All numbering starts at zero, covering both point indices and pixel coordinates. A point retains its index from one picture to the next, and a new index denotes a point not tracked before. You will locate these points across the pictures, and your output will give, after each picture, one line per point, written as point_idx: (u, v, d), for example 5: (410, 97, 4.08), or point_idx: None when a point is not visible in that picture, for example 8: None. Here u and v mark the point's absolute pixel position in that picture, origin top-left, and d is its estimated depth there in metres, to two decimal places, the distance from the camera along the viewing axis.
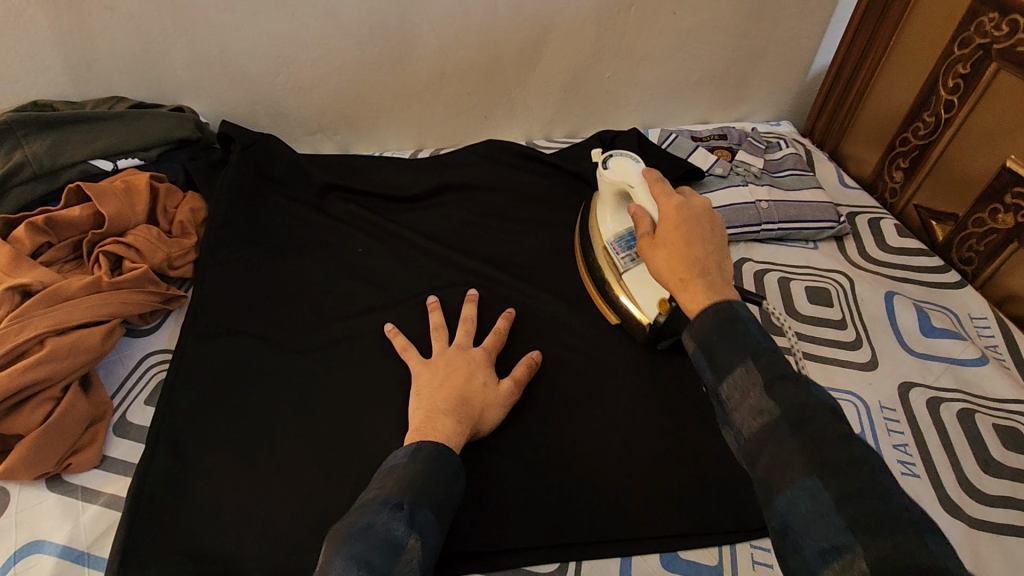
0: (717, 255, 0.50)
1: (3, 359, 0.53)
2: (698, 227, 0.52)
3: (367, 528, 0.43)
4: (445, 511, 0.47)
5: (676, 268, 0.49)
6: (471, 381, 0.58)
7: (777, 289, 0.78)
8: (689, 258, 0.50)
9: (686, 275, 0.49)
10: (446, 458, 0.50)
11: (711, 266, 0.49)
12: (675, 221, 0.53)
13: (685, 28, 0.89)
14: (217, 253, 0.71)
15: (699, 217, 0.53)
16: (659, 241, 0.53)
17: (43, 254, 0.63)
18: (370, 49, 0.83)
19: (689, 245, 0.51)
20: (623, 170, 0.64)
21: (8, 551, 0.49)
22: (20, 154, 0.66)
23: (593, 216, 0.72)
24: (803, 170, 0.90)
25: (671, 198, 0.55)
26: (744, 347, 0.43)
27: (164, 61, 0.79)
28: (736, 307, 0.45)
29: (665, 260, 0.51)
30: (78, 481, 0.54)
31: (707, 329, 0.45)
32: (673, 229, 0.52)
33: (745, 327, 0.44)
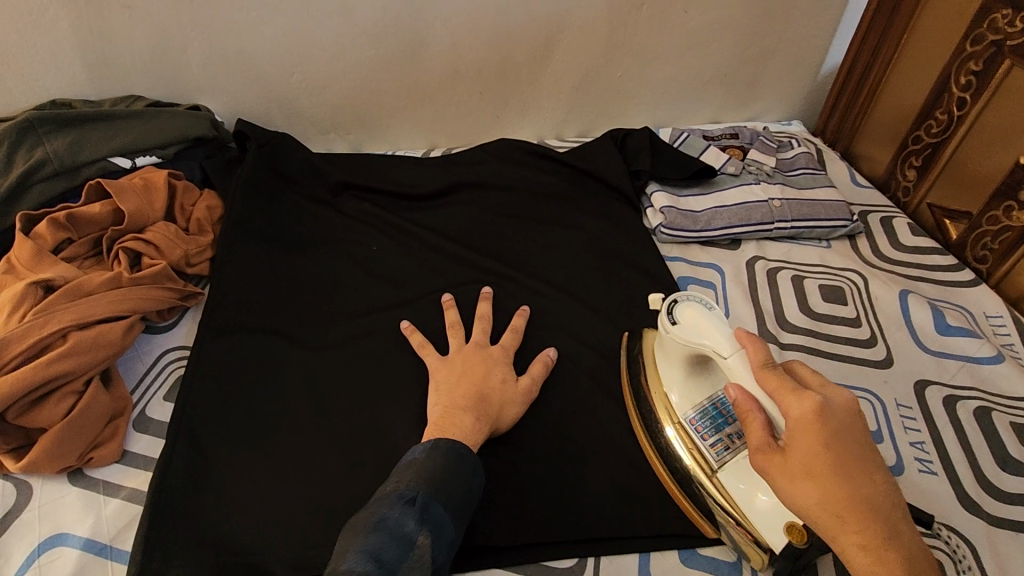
0: (884, 495, 0.38)
1: (27, 352, 0.54)
2: (852, 446, 0.38)
3: (379, 521, 0.43)
4: (461, 509, 0.47)
5: (849, 528, 0.37)
6: (488, 377, 0.58)
7: (790, 288, 0.78)
8: (862, 514, 0.37)
9: (858, 541, 0.37)
10: (462, 456, 0.50)
11: (890, 525, 0.37)
12: (818, 442, 0.38)
13: (697, 26, 0.90)
14: (234, 251, 0.71)
15: (843, 426, 0.39)
16: (796, 470, 0.39)
17: (63, 250, 0.63)
18: (384, 47, 0.83)
19: (851, 490, 0.37)
20: (704, 330, 0.51)
21: (32, 543, 0.50)
22: (41, 151, 0.67)
23: (654, 381, 0.58)
24: (815, 169, 0.90)
25: (800, 393, 0.40)
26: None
27: (181, 60, 0.80)
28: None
29: (829, 513, 0.37)
30: (100, 475, 0.54)
31: None
32: (817, 456, 0.38)
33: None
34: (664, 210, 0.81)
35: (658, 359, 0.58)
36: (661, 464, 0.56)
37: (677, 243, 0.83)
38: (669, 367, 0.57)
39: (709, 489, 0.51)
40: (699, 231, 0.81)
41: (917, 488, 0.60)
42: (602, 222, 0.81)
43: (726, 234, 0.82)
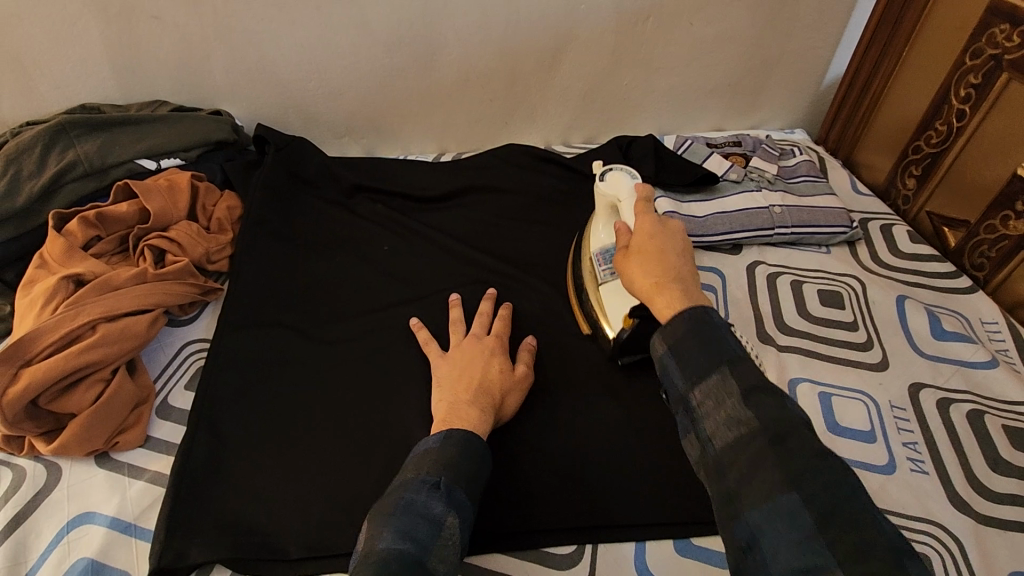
0: (686, 268, 0.54)
1: (59, 343, 0.57)
2: (671, 241, 0.56)
3: (407, 507, 0.45)
4: (478, 493, 0.50)
5: (653, 273, 0.53)
6: (489, 372, 0.60)
7: (789, 292, 0.80)
8: (664, 269, 0.53)
9: (656, 281, 0.52)
10: (477, 445, 0.52)
11: (682, 280, 0.52)
12: (649, 234, 0.57)
13: (701, 38, 0.92)
14: (252, 249, 0.74)
15: (672, 233, 0.57)
16: (633, 250, 0.56)
17: (93, 247, 0.67)
18: (399, 56, 0.86)
19: (662, 254, 0.54)
20: (617, 186, 0.68)
21: (61, 522, 0.53)
22: (73, 153, 0.70)
23: (589, 227, 0.74)
24: (816, 176, 0.92)
25: (649, 212, 0.60)
26: (719, 355, 0.45)
27: (204, 67, 0.83)
28: (710, 316, 0.48)
29: (638, 266, 0.54)
30: (124, 459, 0.57)
31: (679, 335, 0.48)
32: (645, 239, 0.56)
33: (717, 334, 0.46)
34: (667, 215, 0.84)
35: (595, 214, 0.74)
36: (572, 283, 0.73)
37: None
38: (599, 224, 0.71)
39: (589, 294, 0.68)
40: (700, 235, 0.84)
41: (909, 486, 0.62)
42: None
43: (727, 239, 0.84)
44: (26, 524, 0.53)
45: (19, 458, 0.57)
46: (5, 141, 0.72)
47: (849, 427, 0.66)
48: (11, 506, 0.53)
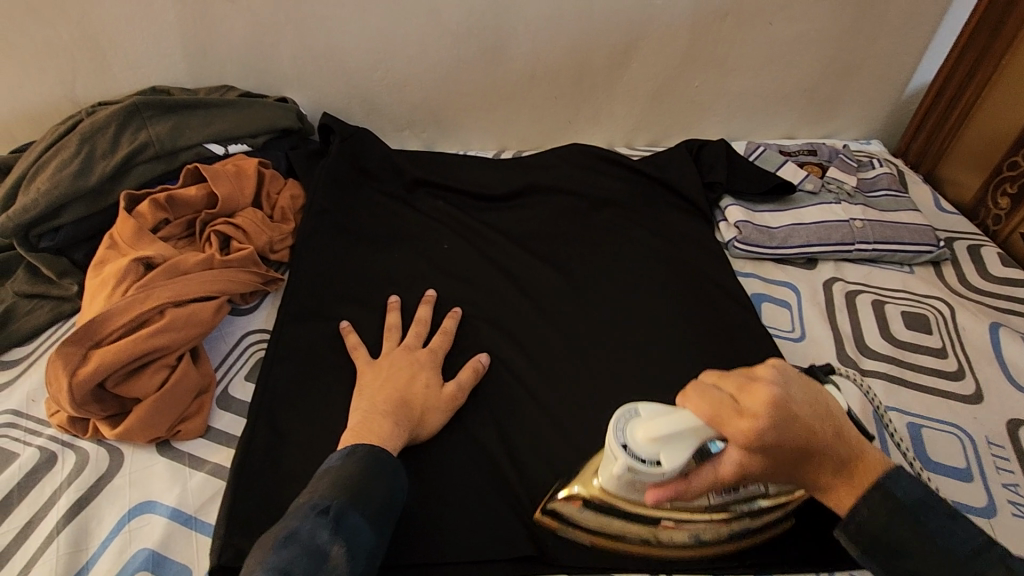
0: (837, 429, 0.42)
1: (128, 326, 0.56)
2: (800, 421, 0.40)
3: (288, 537, 0.43)
4: (384, 516, 0.47)
5: (814, 473, 0.42)
6: (412, 383, 0.59)
7: (871, 313, 0.75)
8: (814, 463, 0.42)
9: (834, 481, 0.42)
10: (381, 459, 0.49)
11: (839, 457, 0.42)
12: (770, 445, 0.40)
13: (780, 40, 0.88)
14: (314, 240, 0.73)
15: (796, 402, 0.41)
16: (759, 468, 0.42)
17: (161, 230, 0.66)
18: (466, 48, 0.84)
19: (811, 445, 0.41)
20: (679, 445, 0.43)
21: (122, 509, 0.52)
22: (145, 135, 0.69)
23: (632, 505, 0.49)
24: (898, 191, 0.86)
25: (734, 416, 0.41)
26: (943, 562, 0.40)
27: (272, 54, 0.82)
28: (898, 494, 0.41)
29: (787, 476, 0.43)
30: (185, 448, 0.56)
31: (863, 520, 0.42)
32: (785, 443, 0.40)
33: (910, 513, 0.41)
34: (740, 224, 0.80)
35: (609, 487, 0.49)
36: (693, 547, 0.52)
37: (750, 259, 0.81)
38: (630, 492, 0.48)
39: (751, 515, 0.52)
40: (774, 248, 0.79)
41: (1011, 534, 0.56)
42: (675, 234, 0.80)
43: (802, 252, 0.80)
44: (88, 509, 0.51)
45: (83, 440, 0.56)
46: (79, 121, 0.71)
47: (940, 464, 0.61)
48: (74, 490, 0.52)
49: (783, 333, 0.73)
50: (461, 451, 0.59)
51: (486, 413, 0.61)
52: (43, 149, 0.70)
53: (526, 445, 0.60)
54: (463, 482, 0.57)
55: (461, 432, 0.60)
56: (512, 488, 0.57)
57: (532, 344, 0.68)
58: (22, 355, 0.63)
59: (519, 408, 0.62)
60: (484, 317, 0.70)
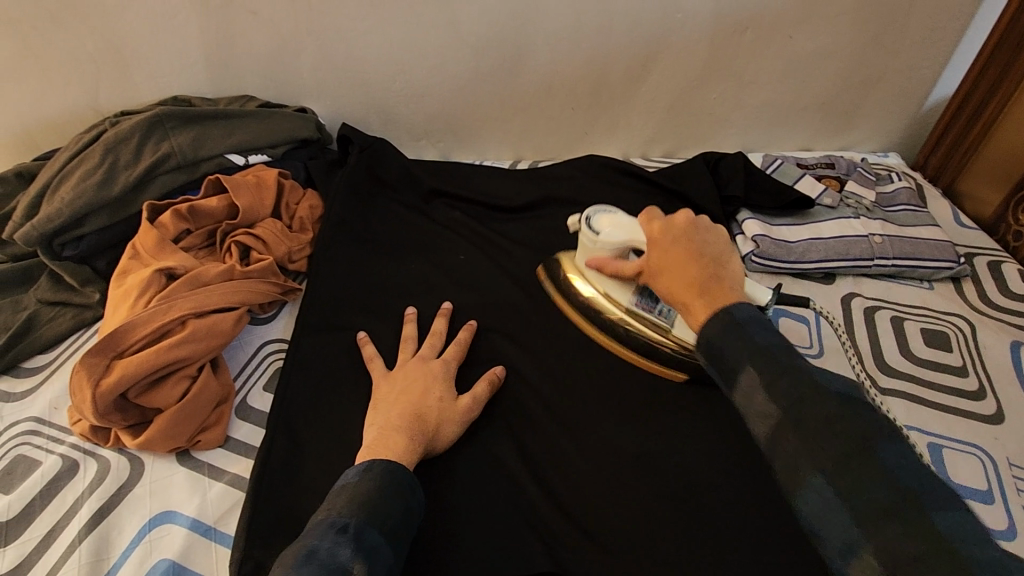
0: (717, 261, 0.49)
1: (150, 336, 0.57)
2: (688, 239, 0.51)
3: (309, 554, 0.42)
4: (400, 533, 0.47)
5: (680, 287, 0.48)
6: (427, 396, 0.58)
7: (890, 330, 0.74)
8: (686, 276, 0.48)
9: (692, 298, 0.47)
10: (394, 474, 0.49)
11: (710, 276, 0.48)
12: (664, 241, 0.52)
13: (799, 53, 0.88)
14: (332, 250, 0.73)
15: (693, 227, 0.52)
16: (648, 268, 0.52)
17: (182, 240, 0.67)
18: (485, 59, 0.85)
19: (686, 256, 0.50)
20: (619, 228, 0.61)
21: (142, 519, 0.52)
22: (167, 145, 0.70)
23: (590, 288, 0.67)
24: (918, 206, 0.86)
25: (651, 221, 0.55)
26: (750, 349, 0.42)
27: (292, 65, 0.83)
28: (734, 312, 0.44)
29: (663, 284, 0.50)
30: (205, 458, 0.57)
31: (714, 334, 0.44)
32: (670, 249, 0.51)
33: (748, 333, 0.43)
34: (757, 238, 0.80)
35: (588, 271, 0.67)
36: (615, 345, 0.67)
37: (767, 272, 0.80)
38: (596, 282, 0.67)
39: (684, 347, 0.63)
40: (792, 262, 0.79)
41: None
42: None
43: (820, 267, 0.79)
44: (109, 519, 0.52)
45: (104, 449, 0.56)
46: (103, 130, 0.72)
47: (962, 485, 0.60)
48: (95, 498, 0.53)
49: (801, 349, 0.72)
50: (477, 465, 0.59)
51: (502, 427, 0.61)
52: (68, 158, 0.71)
53: (543, 459, 0.59)
54: (480, 496, 0.57)
55: (477, 445, 0.60)
56: (528, 503, 0.56)
57: (547, 357, 0.68)
58: (44, 362, 0.64)
59: (536, 422, 0.62)
60: (501, 329, 0.70)
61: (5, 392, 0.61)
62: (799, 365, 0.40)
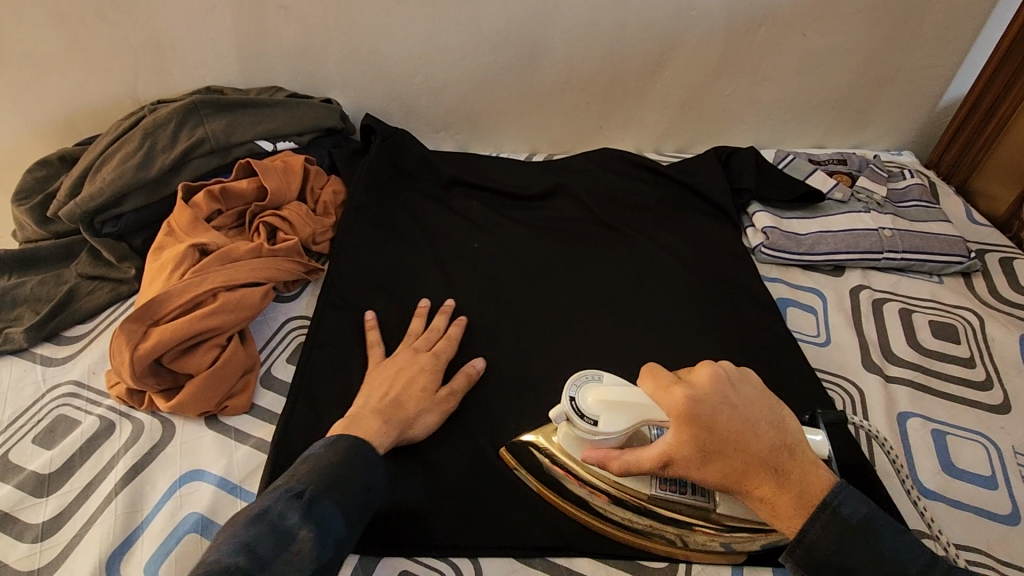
0: (777, 436, 0.46)
1: (184, 306, 0.60)
2: (733, 415, 0.45)
3: (260, 513, 0.44)
4: (358, 514, 0.48)
5: (753, 486, 0.45)
6: (408, 385, 0.59)
7: (898, 321, 0.75)
8: (757, 475, 0.44)
9: (783, 498, 0.44)
10: (363, 451, 0.51)
11: (783, 465, 0.45)
12: (704, 428, 0.44)
13: (813, 52, 0.89)
14: (353, 233, 0.76)
15: (731, 397, 0.45)
16: (695, 461, 0.45)
17: (214, 220, 0.71)
18: (503, 55, 0.88)
19: (742, 444, 0.44)
20: (619, 407, 0.49)
21: (173, 475, 0.55)
22: (201, 131, 0.74)
23: (587, 480, 0.54)
24: (929, 202, 0.86)
25: (674, 392, 0.46)
26: (878, 567, 0.42)
27: (320, 57, 0.87)
28: (843, 511, 0.43)
29: (724, 476, 0.45)
30: (232, 423, 0.60)
31: (823, 551, 0.43)
32: (717, 426, 0.44)
33: (865, 536, 0.43)
34: (767, 230, 0.81)
35: (563, 445, 0.55)
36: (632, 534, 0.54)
37: (777, 264, 0.82)
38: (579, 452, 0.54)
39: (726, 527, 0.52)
40: (801, 254, 0.80)
41: None
42: (702, 237, 0.82)
43: (829, 259, 0.80)
44: (142, 475, 0.55)
45: (138, 411, 0.60)
46: (142, 117, 0.76)
47: (965, 471, 0.61)
48: (130, 455, 0.56)
49: (808, 338, 0.74)
50: (489, 437, 0.61)
51: (514, 402, 0.64)
52: (109, 142, 0.75)
53: None
54: (490, 466, 0.59)
55: (488, 419, 0.63)
56: None
57: (558, 338, 0.70)
58: (83, 332, 0.68)
59: (547, 400, 0.64)
60: (514, 312, 0.72)
61: (48, 356, 0.65)
62: (917, 565, 0.42)
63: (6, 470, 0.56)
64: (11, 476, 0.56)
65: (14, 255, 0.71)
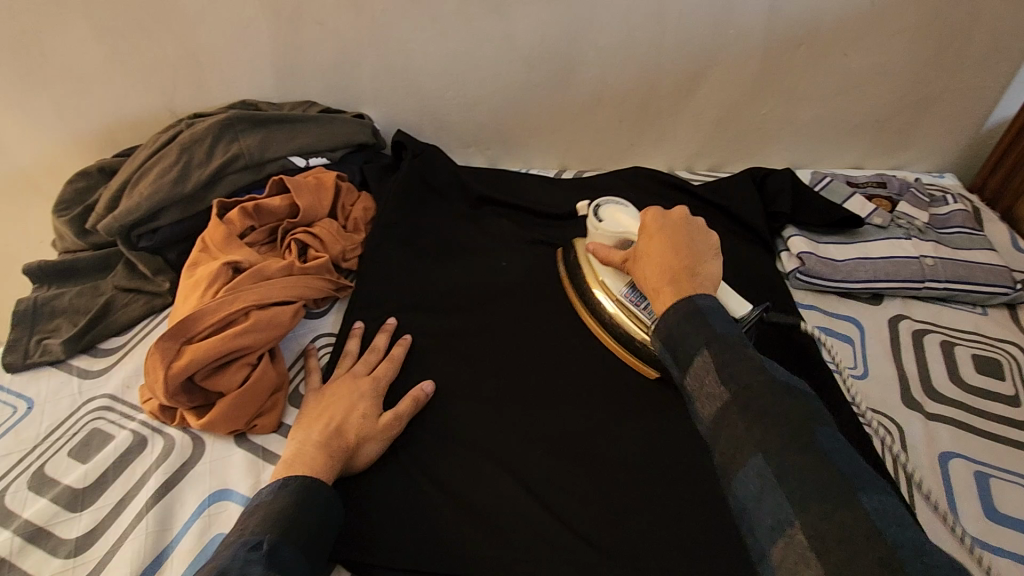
0: (696, 260, 0.54)
1: (217, 325, 0.61)
2: (672, 232, 0.56)
3: (223, 569, 0.42)
4: (311, 548, 0.49)
5: (654, 276, 0.54)
6: (350, 413, 0.59)
7: (939, 354, 0.73)
8: (659, 269, 0.54)
9: (664, 283, 0.52)
10: (312, 490, 0.51)
11: (678, 270, 0.52)
12: (649, 231, 0.58)
13: (855, 71, 0.87)
14: (383, 250, 0.77)
15: (683, 227, 0.57)
16: (636, 252, 0.59)
17: (247, 236, 0.71)
18: (535, 71, 0.87)
19: (666, 248, 0.55)
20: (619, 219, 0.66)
21: (202, 494, 0.56)
22: (236, 147, 0.75)
23: (592, 279, 0.70)
24: (973, 228, 0.83)
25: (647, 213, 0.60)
26: (706, 337, 0.45)
27: (353, 72, 0.87)
28: (702, 302, 0.48)
29: (641, 267, 0.57)
30: (260, 441, 0.60)
31: (672, 323, 0.48)
32: (655, 234, 0.57)
33: (708, 320, 0.46)
34: (802, 255, 0.79)
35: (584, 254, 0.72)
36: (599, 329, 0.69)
37: (812, 290, 0.80)
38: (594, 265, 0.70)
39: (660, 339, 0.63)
40: (838, 281, 0.78)
41: None
42: (735, 261, 0.80)
43: (867, 287, 0.78)
44: (172, 492, 0.56)
45: (170, 427, 0.61)
46: (179, 131, 0.78)
47: (1012, 518, 0.59)
48: (161, 472, 0.57)
49: (845, 369, 0.72)
50: (515, 464, 0.61)
51: (542, 428, 0.63)
52: (147, 156, 0.76)
53: (577, 462, 0.61)
54: (516, 495, 0.58)
55: (515, 445, 0.62)
56: (563, 504, 0.58)
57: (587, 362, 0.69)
58: (118, 344, 0.69)
59: (574, 426, 0.63)
60: (541, 334, 0.72)
61: (84, 368, 0.66)
62: (750, 354, 0.44)
63: (42, 483, 0.57)
64: (46, 488, 0.56)
65: (53, 267, 0.73)
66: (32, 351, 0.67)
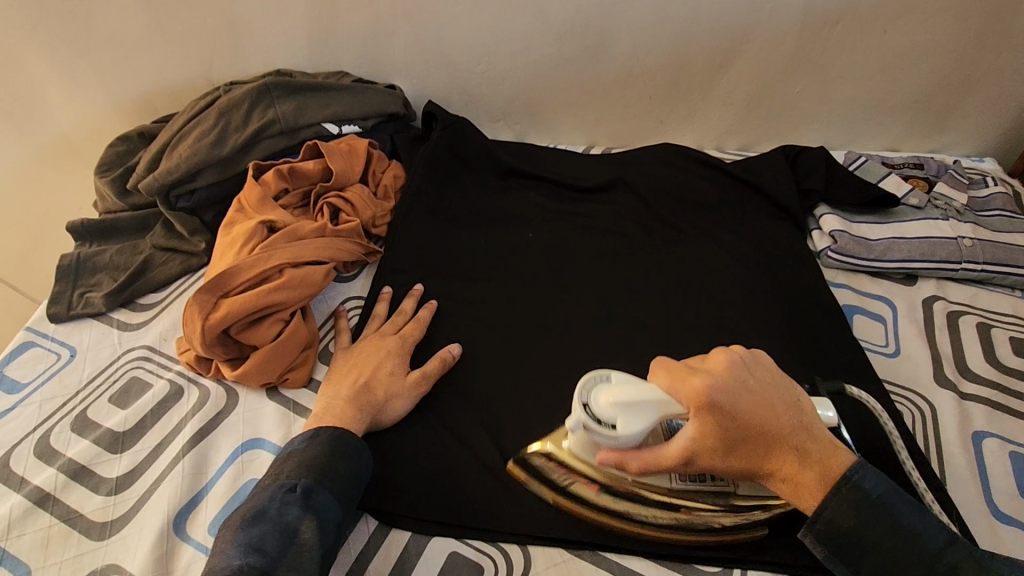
0: (797, 416, 0.47)
1: (253, 280, 0.62)
2: (751, 396, 0.46)
3: (260, 515, 0.47)
4: (349, 490, 0.51)
5: (775, 465, 0.46)
6: (377, 370, 0.60)
7: (975, 335, 0.71)
8: (778, 456, 0.46)
9: (800, 476, 0.46)
10: (352, 449, 0.53)
11: (806, 449, 0.46)
12: (726, 416, 0.45)
13: (895, 48, 0.85)
14: (412, 218, 0.77)
15: (752, 377, 0.46)
16: (713, 444, 0.46)
17: (281, 199, 0.73)
18: (567, 45, 0.87)
19: (771, 426, 0.46)
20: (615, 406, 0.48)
21: (236, 442, 0.57)
22: (273, 112, 0.76)
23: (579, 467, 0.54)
24: (1014, 212, 0.81)
25: (695, 375, 0.46)
26: (894, 547, 0.44)
27: (386, 43, 0.88)
28: (855, 486, 0.45)
29: (737, 453, 0.46)
30: (291, 395, 0.61)
31: (839, 522, 0.45)
32: (738, 408, 0.45)
33: (876, 509, 0.45)
34: (835, 233, 0.78)
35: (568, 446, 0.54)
36: (637, 527, 0.54)
37: (844, 269, 0.79)
38: (590, 455, 0.53)
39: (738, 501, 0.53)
40: (870, 260, 0.77)
41: None
42: (766, 237, 0.79)
43: (901, 267, 0.76)
44: (208, 438, 0.57)
45: (205, 378, 0.62)
46: (217, 96, 0.79)
47: None
48: (197, 419, 0.59)
49: (875, 347, 0.71)
50: (540, 426, 0.61)
51: (567, 393, 0.64)
52: (185, 120, 0.78)
53: None
54: None
55: (540, 408, 0.62)
56: None
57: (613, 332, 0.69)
58: (156, 300, 0.71)
59: None
60: (567, 303, 0.72)
61: (123, 321, 0.68)
62: (936, 536, 0.44)
63: (84, 426, 0.59)
64: (88, 431, 0.59)
65: (95, 224, 0.75)
66: (75, 303, 0.69)
